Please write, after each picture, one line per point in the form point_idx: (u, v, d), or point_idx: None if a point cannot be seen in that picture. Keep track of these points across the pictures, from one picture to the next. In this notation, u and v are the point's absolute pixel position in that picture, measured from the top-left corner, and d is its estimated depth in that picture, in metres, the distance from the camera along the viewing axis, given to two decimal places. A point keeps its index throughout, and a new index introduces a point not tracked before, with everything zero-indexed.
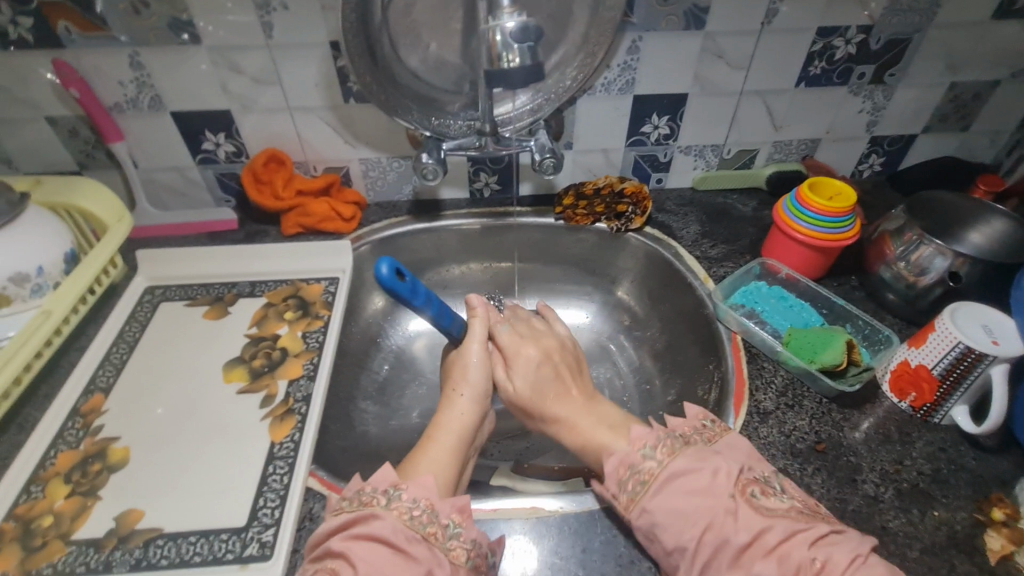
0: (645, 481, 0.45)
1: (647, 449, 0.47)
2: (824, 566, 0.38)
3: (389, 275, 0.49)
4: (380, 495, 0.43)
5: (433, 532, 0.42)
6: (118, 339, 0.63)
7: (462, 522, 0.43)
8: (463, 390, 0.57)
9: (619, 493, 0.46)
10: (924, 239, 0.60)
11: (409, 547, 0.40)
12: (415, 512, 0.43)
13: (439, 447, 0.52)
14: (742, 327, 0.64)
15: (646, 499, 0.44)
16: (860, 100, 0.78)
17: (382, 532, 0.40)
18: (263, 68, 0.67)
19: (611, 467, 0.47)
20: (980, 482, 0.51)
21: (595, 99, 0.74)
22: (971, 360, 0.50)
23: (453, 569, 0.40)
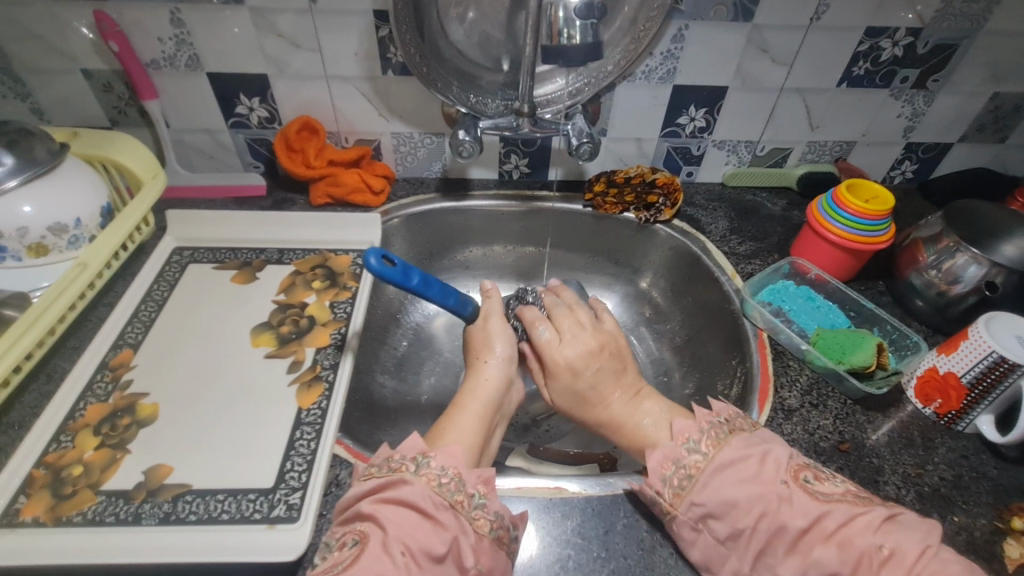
0: (691, 474, 0.45)
1: (690, 445, 0.47)
2: (892, 554, 0.38)
3: (378, 265, 0.48)
4: (408, 462, 0.44)
5: (461, 501, 0.42)
6: (146, 297, 0.63)
7: (487, 494, 0.44)
8: (486, 356, 0.58)
9: (662, 488, 0.45)
10: (960, 247, 0.60)
11: (436, 514, 0.40)
12: (443, 479, 0.43)
13: (466, 414, 0.53)
14: (769, 325, 0.64)
15: (695, 493, 0.44)
16: (900, 104, 0.77)
17: (410, 497, 0.41)
18: (304, 33, 0.67)
19: (656, 461, 0.46)
20: (1001, 491, 0.51)
21: (634, 86, 0.73)
22: (1003, 370, 0.50)
23: (477, 538, 0.41)
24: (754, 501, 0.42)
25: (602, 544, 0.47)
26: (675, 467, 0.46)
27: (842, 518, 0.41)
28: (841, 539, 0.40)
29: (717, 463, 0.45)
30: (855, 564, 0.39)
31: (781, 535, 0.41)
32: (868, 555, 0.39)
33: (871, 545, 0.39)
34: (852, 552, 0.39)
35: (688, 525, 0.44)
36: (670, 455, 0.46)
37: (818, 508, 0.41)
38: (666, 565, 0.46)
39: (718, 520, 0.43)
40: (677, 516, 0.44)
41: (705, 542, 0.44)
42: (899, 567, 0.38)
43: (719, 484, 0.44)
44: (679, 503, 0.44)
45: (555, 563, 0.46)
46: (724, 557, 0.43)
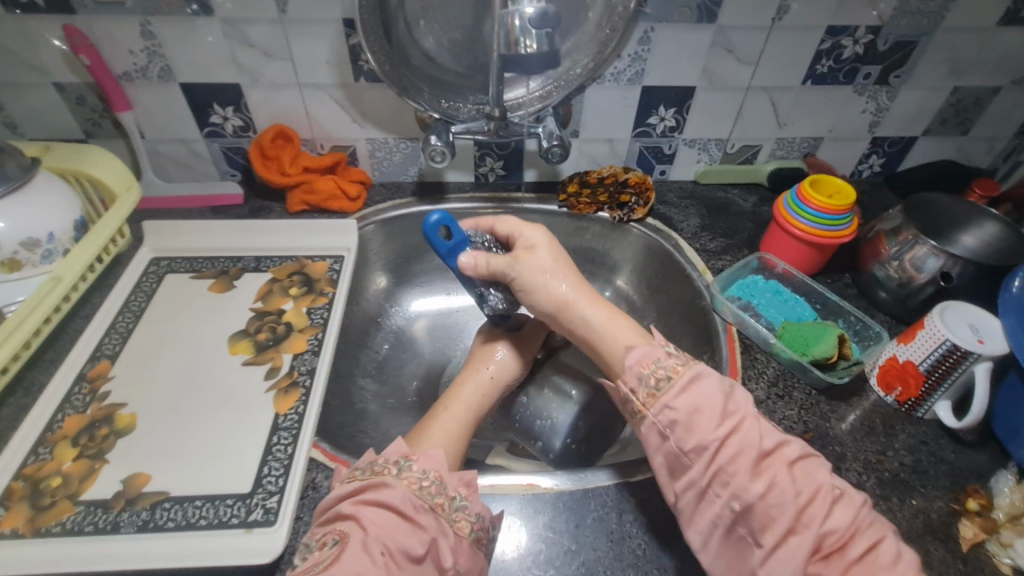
0: (669, 377, 0.47)
1: (669, 350, 0.49)
2: (842, 494, 0.42)
3: (435, 222, 0.58)
4: (391, 466, 0.44)
5: (441, 503, 0.43)
6: (124, 308, 0.64)
7: (468, 496, 0.45)
8: (490, 367, 0.62)
9: (637, 386, 0.47)
10: (919, 239, 0.62)
11: (416, 516, 0.42)
12: (424, 482, 0.44)
13: (450, 417, 0.55)
14: (738, 319, 0.66)
15: (669, 396, 0.45)
16: (864, 100, 0.79)
17: (392, 499, 0.42)
18: (275, 43, 0.67)
19: (635, 360, 0.48)
20: (958, 474, 0.53)
21: (604, 88, 0.74)
22: (957, 357, 0.52)
23: (456, 540, 0.42)
24: (727, 415, 0.44)
25: (573, 538, 0.48)
26: (652, 368, 0.47)
27: (801, 453, 0.44)
28: (798, 469, 0.43)
29: (698, 372, 0.47)
30: (809, 494, 0.41)
31: (747, 453, 0.42)
32: (821, 490, 0.41)
33: (826, 483, 0.42)
34: (810, 481, 0.42)
35: (656, 429, 0.46)
36: (650, 355, 0.48)
37: (781, 437, 0.44)
38: (635, 556, 0.47)
39: (686, 428, 0.44)
40: (647, 416, 0.46)
41: (669, 450, 0.45)
42: (849, 505, 0.41)
43: (697, 391, 0.45)
44: (651, 403, 0.46)
45: (528, 558, 0.47)
46: (686, 467, 0.44)
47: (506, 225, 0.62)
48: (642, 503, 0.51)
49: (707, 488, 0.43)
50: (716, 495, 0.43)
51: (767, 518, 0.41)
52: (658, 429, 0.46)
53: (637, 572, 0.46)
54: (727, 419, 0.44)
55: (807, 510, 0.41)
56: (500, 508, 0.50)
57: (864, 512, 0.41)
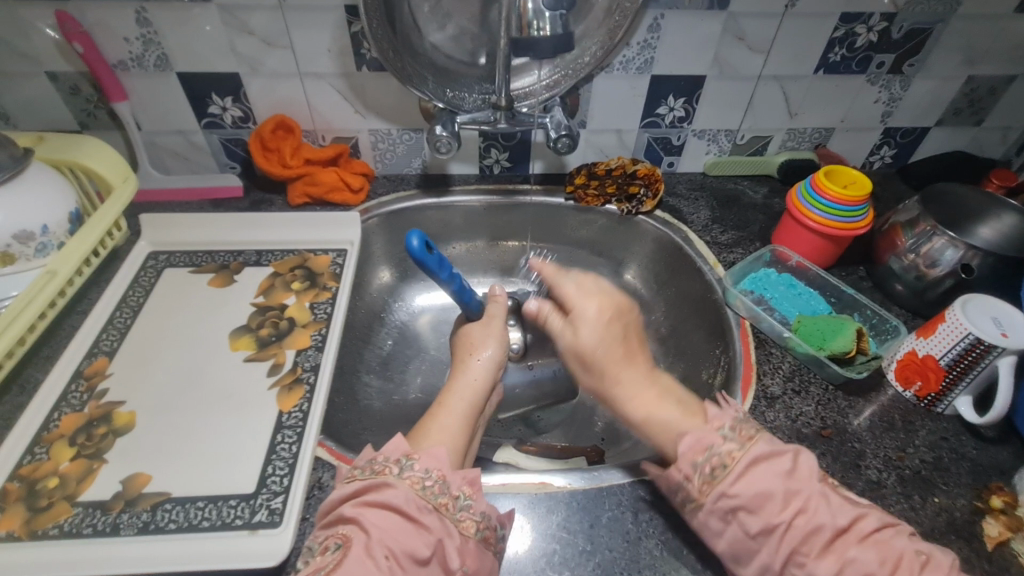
0: (725, 464, 0.43)
1: (724, 432, 0.45)
2: (928, 560, 0.38)
3: (419, 247, 0.54)
4: (392, 465, 0.43)
5: (445, 504, 0.42)
6: (121, 303, 0.62)
7: (474, 494, 0.43)
8: (478, 357, 0.60)
9: (691, 474, 0.44)
10: (937, 231, 0.60)
11: (420, 518, 0.40)
12: (427, 482, 0.42)
13: (451, 414, 0.53)
14: (751, 313, 0.64)
15: (727, 484, 0.42)
16: (877, 89, 0.77)
17: (394, 500, 0.41)
18: (275, 30, 0.65)
19: (686, 447, 0.44)
20: (980, 471, 0.52)
21: (612, 77, 0.73)
22: (980, 351, 0.51)
23: (463, 540, 0.41)
24: (791, 494, 0.41)
25: (588, 538, 0.47)
26: (707, 454, 0.44)
27: (877, 523, 0.40)
28: (875, 541, 0.39)
29: (755, 452, 0.43)
30: (892, 566, 0.38)
31: (818, 532, 0.39)
32: (904, 556, 0.38)
33: (907, 548, 0.39)
34: (893, 555, 0.38)
35: (716, 517, 0.42)
36: (703, 441, 0.44)
37: (855, 510, 0.41)
38: (651, 557, 0.46)
39: (750, 512, 0.41)
40: (704, 504, 0.43)
41: (731, 535, 0.42)
42: (939, 574, 0.38)
43: (756, 476, 0.42)
44: (708, 492, 0.43)
45: (542, 560, 0.46)
46: (752, 552, 0.41)
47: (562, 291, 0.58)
48: (658, 502, 0.49)
49: (780, 573, 0.40)
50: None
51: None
52: (720, 516, 0.42)
53: (655, 573, 0.45)
54: (791, 500, 0.41)
55: None
56: (512, 508, 0.49)
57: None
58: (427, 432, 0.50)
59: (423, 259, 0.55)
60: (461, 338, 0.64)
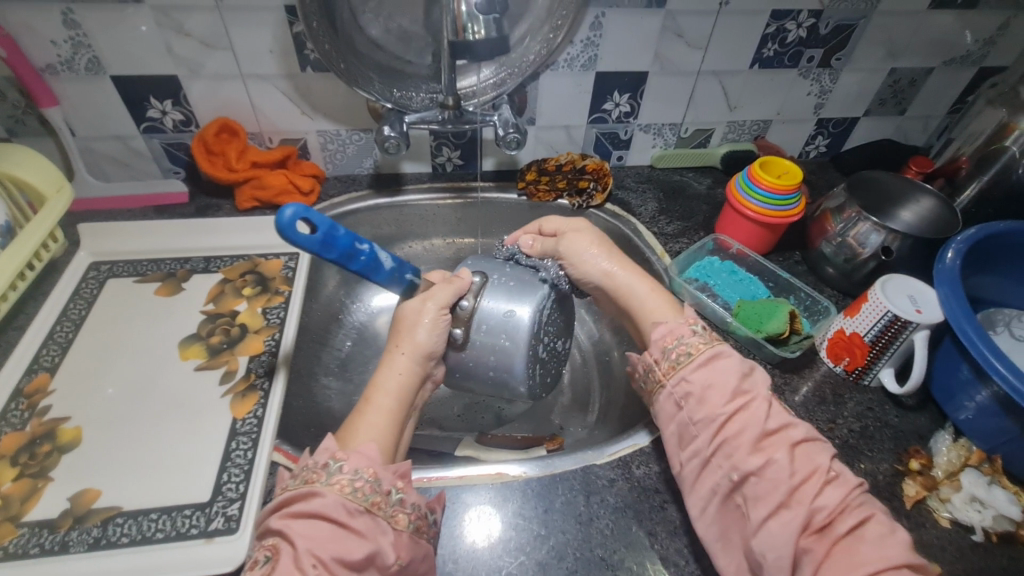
0: (690, 353, 0.49)
1: (694, 332, 0.50)
2: (837, 476, 0.42)
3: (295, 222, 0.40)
4: (320, 470, 0.43)
5: (377, 502, 0.43)
6: (62, 317, 0.60)
7: (404, 488, 0.45)
8: (403, 347, 0.54)
9: (660, 359, 0.50)
10: (861, 216, 0.65)
11: (350, 521, 0.41)
12: (357, 484, 0.43)
13: (377, 412, 0.50)
14: (696, 300, 0.68)
15: (687, 368, 0.48)
16: (809, 83, 0.81)
17: (321, 509, 0.41)
18: (212, 31, 0.64)
19: (658, 336, 0.51)
20: (901, 437, 0.56)
21: (558, 74, 0.74)
22: (898, 327, 0.55)
23: (396, 535, 0.42)
24: (740, 393, 0.46)
25: (541, 522, 0.49)
26: (675, 344, 0.50)
27: (805, 435, 0.44)
28: (798, 450, 0.43)
29: (719, 351, 0.48)
30: (804, 475, 0.41)
31: (749, 430, 0.44)
32: (816, 471, 0.42)
33: (823, 464, 0.42)
34: (807, 462, 0.42)
35: (671, 398, 0.48)
36: (674, 332, 0.51)
37: (788, 420, 0.45)
38: (602, 536, 0.48)
39: (700, 401, 0.46)
40: (666, 385, 0.49)
41: (681, 418, 0.47)
42: (841, 486, 0.41)
43: (713, 368, 0.47)
44: (671, 375, 0.49)
45: (501, 546, 0.48)
46: (693, 435, 0.46)
47: (552, 225, 0.65)
48: (608, 485, 0.52)
49: (710, 458, 0.45)
50: (719, 464, 0.44)
51: (761, 495, 0.41)
52: (674, 399, 0.48)
53: (606, 551, 0.47)
54: (739, 396, 0.46)
55: (801, 489, 0.41)
56: (469, 500, 0.50)
57: (855, 493, 0.41)
58: (357, 429, 0.49)
59: (300, 237, 0.41)
60: (396, 321, 0.55)
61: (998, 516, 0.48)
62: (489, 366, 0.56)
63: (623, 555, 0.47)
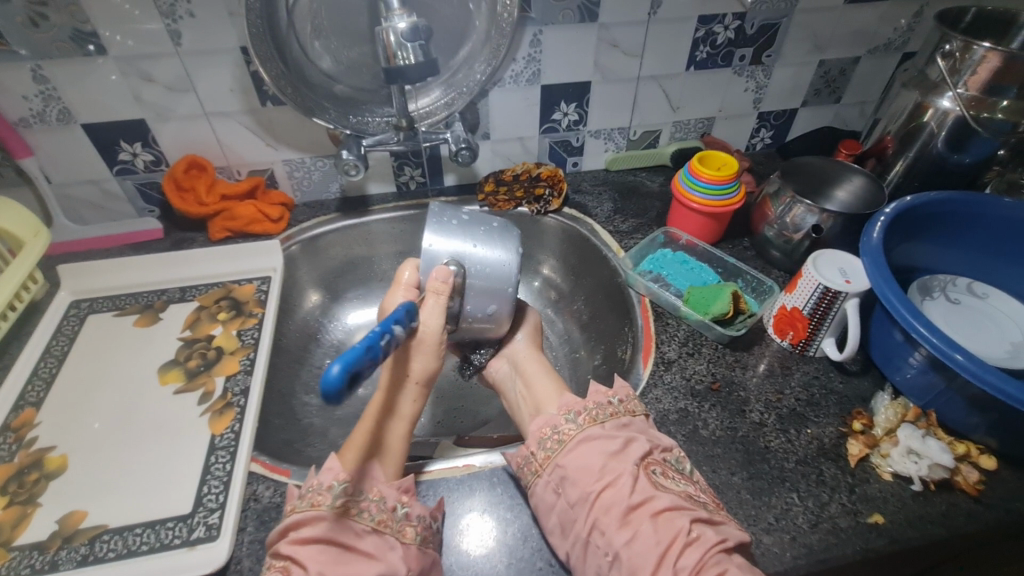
0: (562, 439, 0.51)
1: (570, 416, 0.52)
2: (697, 538, 0.42)
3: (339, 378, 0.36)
4: (325, 493, 0.46)
5: (381, 521, 0.47)
6: (46, 354, 0.63)
7: (408, 502, 0.49)
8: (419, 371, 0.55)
9: (536, 450, 0.51)
10: (795, 200, 0.69)
11: (358, 543, 0.44)
12: (360, 506, 0.46)
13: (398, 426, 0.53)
14: (649, 290, 0.71)
15: (560, 456, 0.50)
16: (744, 80, 0.86)
17: (328, 534, 0.44)
18: (176, 76, 0.68)
19: (536, 427, 0.53)
20: (845, 401, 0.59)
21: (505, 90, 0.79)
22: (830, 298, 0.59)
23: (404, 548, 0.45)
24: (607, 471, 0.47)
25: (510, 508, 0.52)
26: (551, 432, 0.52)
27: (669, 502, 0.44)
28: (661, 518, 0.43)
29: (588, 432, 0.50)
30: (666, 543, 0.42)
31: (615, 508, 0.45)
32: (680, 534, 0.42)
33: (683, 526, 0.42)
34: (668, 529, 0.42)
35: (549, 487, 0.49)
36: (549, 421, 0.52)
37: (653, 490, 0.45)
38: None
39: (573, 483, 0.48)
40: (541, 475, 0.50)
41: (561, 507, 0.48)
42: (699, 546, 0.41)
43: (582, 452, 0.49)
44: (547, 465, 0.50)
45: (474, 532, 0.51)
46: (573, 520, 0.47)
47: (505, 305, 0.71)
48: None
49: (589, 538, 0.45)
50: (596, 545, 0.45)
51: (634, 566, 0.42)
52: (552, 487, 0.49)
53: None
54: (607, 474, 0.47)
55: (664, 559, 0.41)
56: (440, 493, 0.53)
57: (714, 552, 0.41)
58: (374, 443, 0.51)
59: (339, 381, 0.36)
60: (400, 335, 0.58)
61: (933, 465, 0.51)
62: (488, 299, 0.58)
63: None
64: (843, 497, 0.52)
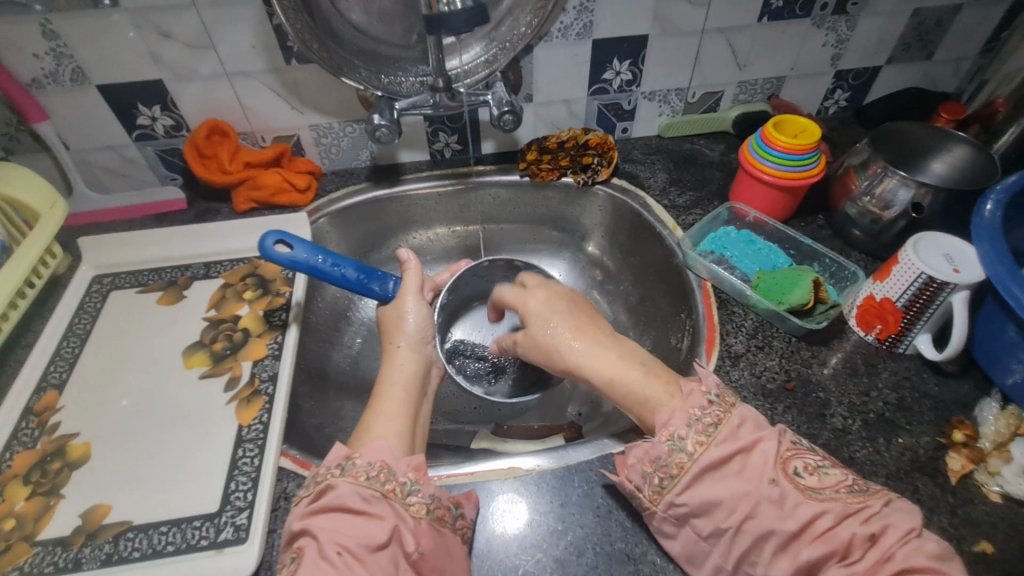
0: (675, 474, 0.42)
1: (674, 442, 0.42)
2: (877, 540, 0.37)
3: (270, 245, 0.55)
4: (335, 468, 0.43)
5: (392, 489, 0.42)
6: (68, 333, 0.60)
7: (420, 480, 0.43)
8: (399, 341, 0.57)
9: (641, 486, 0.43)
10: (888, 170, 0.59)
11: (367, 508, 0.40)
12: (371, 472, 0.43)
13: (391, 403, 0.51)
14: (712, 274, 0.64)
15: (674, 494, 0.41)
16: (824, 32, 0.75)
17: (338, 500, 0.41)
18: (194, 32, 0.62)
19: (634, 458, 0.44)
20: (942, 407, 0.52)
21: (552, 46, 0.70)
22: (934, 289, 0.51)
23: (414, 523, 0.41)
24: (741, 500, 0.39)
25: (560, 519, 0.47)
26: (655, 465, 0.42)
27: (831, 513, 0.38)
28: (825, 533, 0.38)
29: (703, 463, 0.41)
30: (841, 550, 0.37)
31: (768, 538, 0.38)
32: (853, 542, 0.37)
33: (851, 533, 0.37)
34: (838, 542, 0.37)
35: (668, 520, 0.42)
36: (649, 453, 0.43)
37: (809, 505, 0.38)
38: (621, 530, 0.46)
39: (701, 518, 0.41)
40: (657, 512, 0.43)
41: (686, 538, 0.42)
42: (876, 547, 0.37)
43: (705, 486, 0.41)
44: (659, 501, 0.42)
45: (522, 544, 0.46)
46: (706, 552, 0.41)
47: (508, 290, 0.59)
48: None
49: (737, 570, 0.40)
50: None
51: None
52: (672, 520, 0.42)
53: (626, 545, 0.45)
54: (741, 502, 0.39)
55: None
56: (485, 495, 0.49)
57: (896, 547, 0.36)
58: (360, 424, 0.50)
59: (276, 256, 0.55)
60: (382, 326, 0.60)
61: None
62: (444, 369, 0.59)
63: (645, 548, 0.45)
64: (944, 520, 0.45)
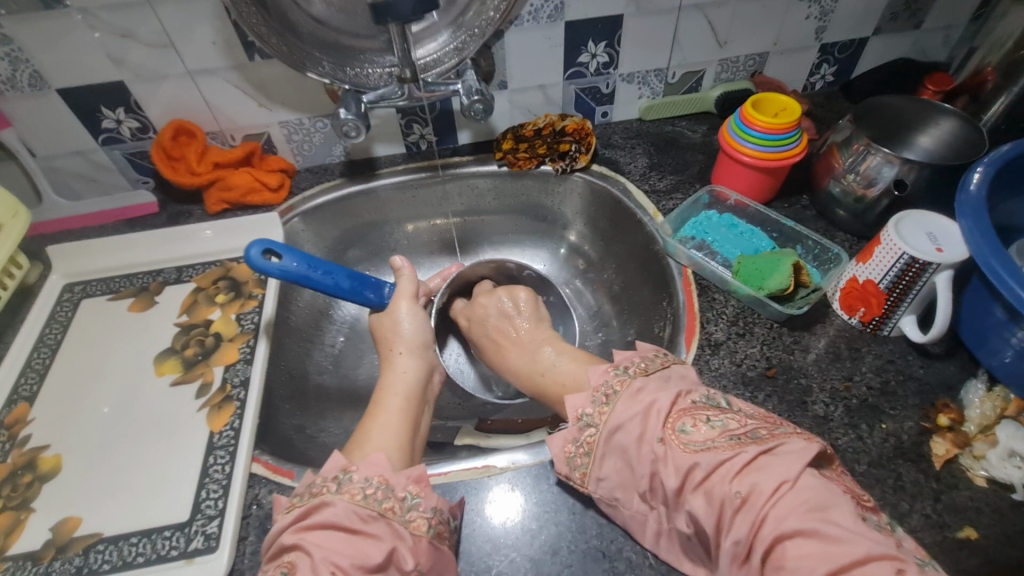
0: (588, 450, 0.43)
1: (585, 418, 0.44)
2: (747, 498, 0.35)
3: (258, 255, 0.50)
4: (330, 483, 0.42)
5: (391, 507, 0.41)
6: (39, 344, 0.59)
7: (420, 492, 0.43)
8: (400, 348, 0.56)
9: (568, 470, 0.44)
10: (870, 148, 0.57)
11: (365, 528, 0.39)
12: (368, 490, 0.41)
13: (388, 414, 0.50)
14: (692, 260, 0.62)
15: (596, 469, 0.43)
16: (807, 5, 0.72)
17: (335, 518, 0.39)
18: (152, 30, 0.60)
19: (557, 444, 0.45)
20: (927, 389, 0.51)
21: (523, 30, 0.68)
22: (916, 270, 0.49)
23: (414, 541, 0.40)
24: (642, 464, 0.40)
25: (536, 517, 0.46)
26: (575, 443, 0.44)
27: (708, 467, 0.37)
28: (707, 489, 0.36)
29: (607, 435, 0.42)
30: (716, 512, 0.36)
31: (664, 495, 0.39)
32: (725, 501, 0.35)
33: (729, 491, 0.35)
34: (715, 500, 0.36)
35: (604, 500, 0.43)
36: (568, 437, 0.44)
37: (689, 460, 0.38)
38: (597, 525, 0.45)
39: (623, 489, 0.42)
40: (591, 492, 0.44)
41: (622, 510, 0.43)
42: (750, 506, 0.34)
43: (613, 455, 0.42)
44: (587, 480, 0.43)
45: (496, 544, 0.45)
46: (642, 519, 0.42)
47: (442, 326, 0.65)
48: None
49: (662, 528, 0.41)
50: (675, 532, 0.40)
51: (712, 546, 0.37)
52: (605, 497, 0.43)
53: (602, 541, 0.45)
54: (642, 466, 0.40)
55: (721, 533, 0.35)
56: (461, 495, 0.48)
57: (767, 506, 0.34)
58: (356, 433, 0.49)
59: (267, 267, 0.50)
60: (378, 333, 0.59)
61: None
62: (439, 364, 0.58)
63: (621, 544, 0.44)
64: (926, 507, 0.44)
